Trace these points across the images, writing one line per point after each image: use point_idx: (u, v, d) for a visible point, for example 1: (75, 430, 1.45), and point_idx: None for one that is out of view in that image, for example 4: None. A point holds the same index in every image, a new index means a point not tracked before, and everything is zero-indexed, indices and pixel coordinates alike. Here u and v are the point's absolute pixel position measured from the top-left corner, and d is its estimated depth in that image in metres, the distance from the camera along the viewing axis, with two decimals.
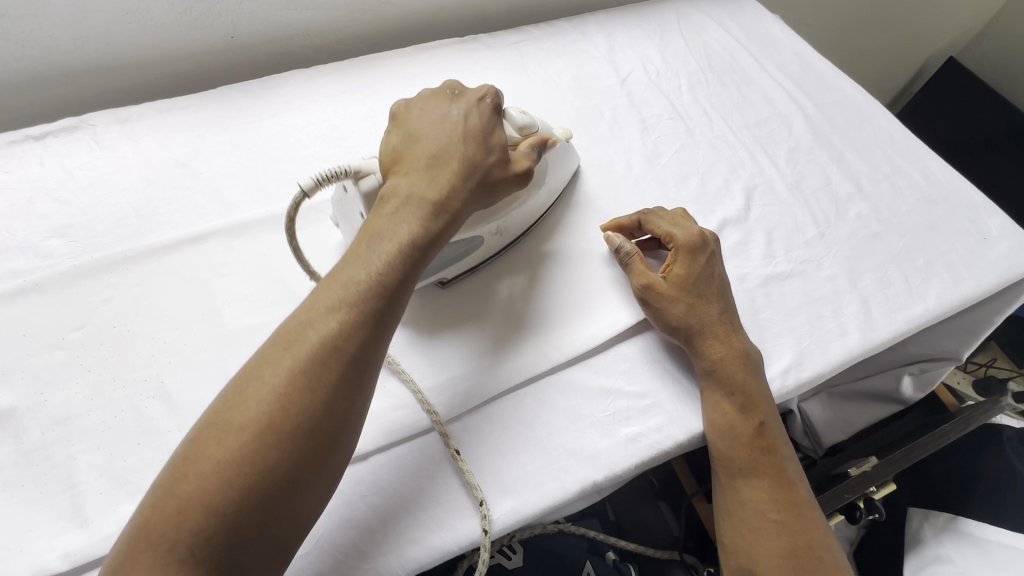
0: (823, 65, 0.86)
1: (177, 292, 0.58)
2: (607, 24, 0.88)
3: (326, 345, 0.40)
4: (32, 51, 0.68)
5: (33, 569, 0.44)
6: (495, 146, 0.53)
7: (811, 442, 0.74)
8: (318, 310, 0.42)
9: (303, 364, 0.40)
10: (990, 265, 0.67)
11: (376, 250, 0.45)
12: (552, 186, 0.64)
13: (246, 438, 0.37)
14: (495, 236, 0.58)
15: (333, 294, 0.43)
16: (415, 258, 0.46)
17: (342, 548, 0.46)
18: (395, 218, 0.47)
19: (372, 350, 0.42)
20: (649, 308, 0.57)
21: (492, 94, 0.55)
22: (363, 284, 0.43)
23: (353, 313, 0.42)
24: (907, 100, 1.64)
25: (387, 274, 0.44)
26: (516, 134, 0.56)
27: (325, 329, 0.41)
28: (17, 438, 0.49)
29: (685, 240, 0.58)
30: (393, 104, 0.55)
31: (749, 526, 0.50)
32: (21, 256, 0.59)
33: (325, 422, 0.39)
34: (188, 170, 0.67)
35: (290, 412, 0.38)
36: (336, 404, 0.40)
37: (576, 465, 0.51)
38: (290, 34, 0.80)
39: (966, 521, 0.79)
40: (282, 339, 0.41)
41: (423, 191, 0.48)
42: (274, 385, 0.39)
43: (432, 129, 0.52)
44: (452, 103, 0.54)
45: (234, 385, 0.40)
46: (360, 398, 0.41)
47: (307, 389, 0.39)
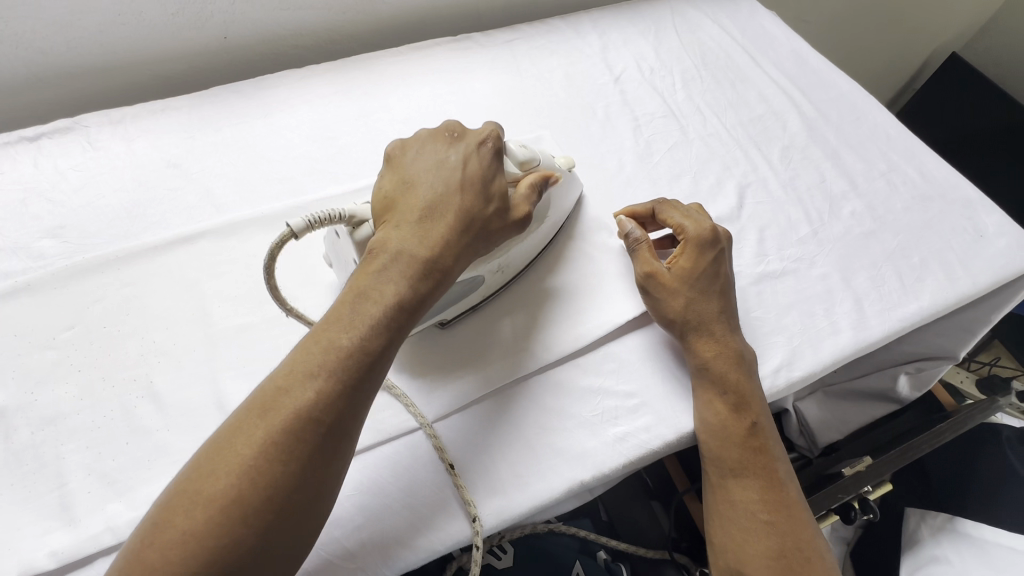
0: (819, 62, 0.86)
1: (167, 292, 0.58)
2: (601, 22, 0.88)
3: (303, 414, 0.39)
4: (25, 53, 0.68)
5: (22, 567, 0.44)
6: (495, 195, 0.51)
7: (805, 442, 0.73)
8: (297, 375, 0.40)
9: (280, 433, 0.38)
10: (986, 263, 0.67)
11: (361, 311, 0.43)
12: (556, 218, 0.61)
13: (213, 511, 0.36)
14: (496, 274, 0.56)
15: (314, 359, 0.41)
16: (402, 319, 0.44)
17: (327, 547, 0.46)
18: (382, 275, 0.45)
19: (351, 418, 0.41)
20: (648, 296, 0.57)
21: (493, 137, 0.53)
22: (346, 347, 0.41)
23: (332, 381, 0.40)
24: (909, 96, 1.63)
25: (371, 337, 0.42)
26: (516, 171, 0.54)
27: (304, 397, 0.39)
28: (7, 438, 0.49)
29: (695, 233, 0.57)
30: (389, 146, 0.54)
31: (739, 527, 0.49)
32: (14, 257, 0.59)
33: (295, 494, 0.37)
34: (180, 170, 0.67)
35: (261, 484, 0.37)
36: (311, 475, 0.38)
37: (564, 465, 0.51)
38: (283, 34, 0.80)
39: (964, 522, 0.79)
40: (258, 404, 0.39)
41: (413, 246, 0.46)
42: (246, 454, 0.37)
43: (428, 176, 0.50)
44: (451, 147, 0.52)
45: (205, 449, 0.38)
46: (336, 467, 0.40)
47: (281, 461, 0.37)
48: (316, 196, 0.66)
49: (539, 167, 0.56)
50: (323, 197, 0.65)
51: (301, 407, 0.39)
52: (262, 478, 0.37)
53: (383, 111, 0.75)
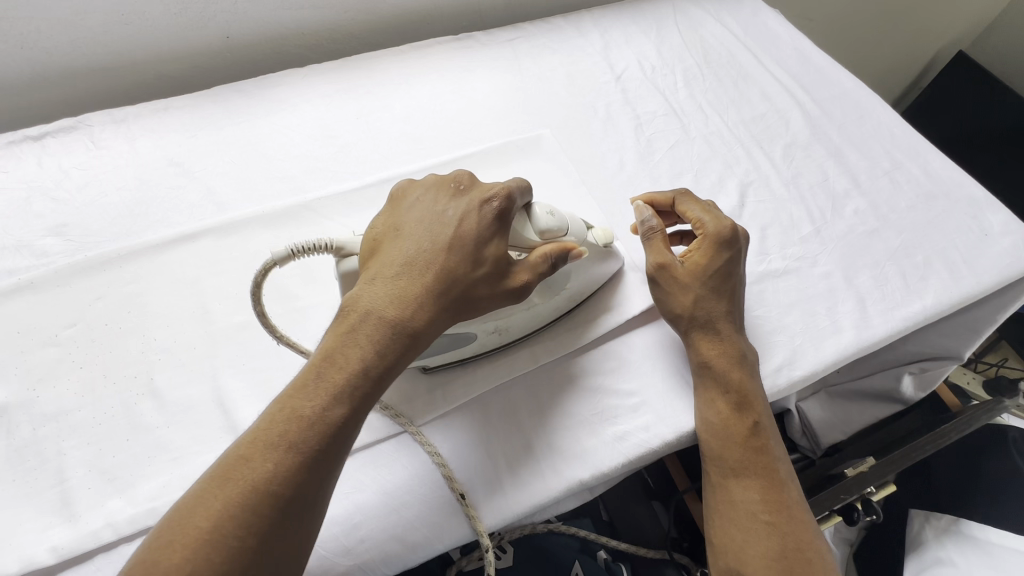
0: (822, 60, 0.85)
1: (169, 290, 0.58)
2: (603, 21, 0.88)
3: (260, 486, 0.37)
4: (29, 52, 0.69)
5: (23, 563, 0.44)
6: (487, 259, 0.46)
7: (809, 443, 0.72)
8: (258, 444, 0.39)
9: (235, 507, 0.36)
10: (991, 262, 0.66)
11: (327, 378, 0.41)
12: (580, 287, 0.57)
13: None
14: (492, 334, 0.53)
15: (276, 427, 0.39)
16: (369, 387, 0.42)
17: (324, 544, 0.46)
18: (352, 338, 0.43)
19: (314, 490, 0.39)
20: (658, 288, 0.56)
21: (502, 196, 0.48)
22: (308, 420, 0.40)
23: (291, 455, 0.38)
24: (915, 95, 1.62)
25: (335, 409, 0.40)
26: (535, 237, 0.50)
27: (263, 467, 0.38)
28: (9, 434, 0.49)
29: (715, 230, 0.56)
30: (399, 183, 0.53)
31: (740, 527, 0.49)
32: (17, 255, 0.60)
33: (250, 571, 0.36)
34: (182, 169, 0.68)
35: (213, 560, 0.35)
36: (269, 549, 0.37)
37: (563, 463, 0.51)
38: (284, 34, 0.80)
39: (970, 524, 0.78)
40: (218, 472, 0.38)
41: (385, 307, 0.44)
42: (202, 527, 0.36)
43: (416, 230, 0.48)
44: (447, 200, 0.49)
45: (167, 516, 0.37)
46: (297, 541, 0.38)
47: (236, 535, 0.36)
48: (317, 195, 0.66)
49: (567, 240, 0.52)
50: (324, 196, 0.65)
51: (258, 479, 0.37)
52: (215, 554, 0.35)
53: (384, 110, 0.75)
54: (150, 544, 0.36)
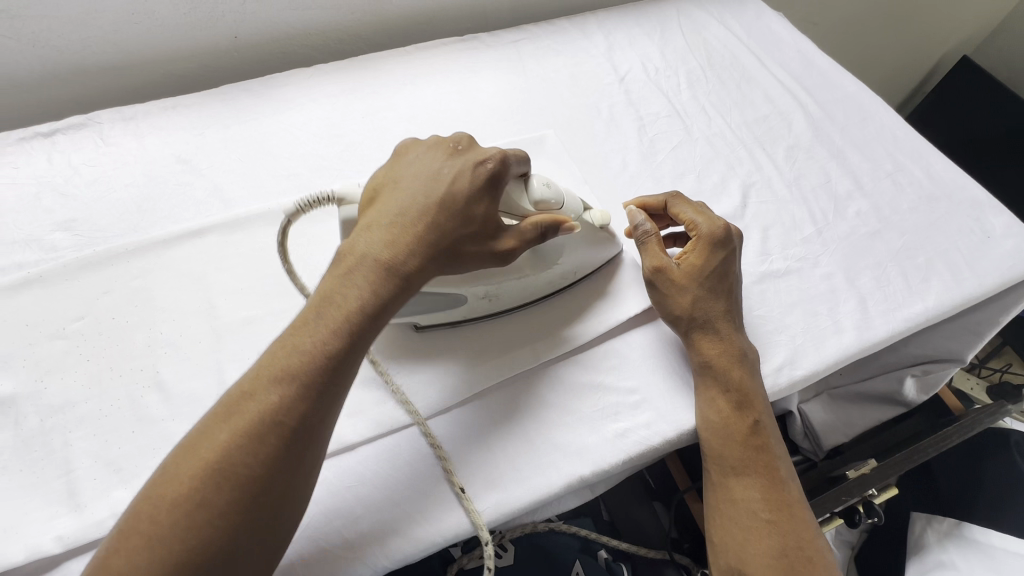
0: (825, 63, 0.85)
1: (175, 285, 0.59)
2: (607, 23, 0.88)
3: (265, 417, 0.39)
4: (41, 50, 0.70)
5: (28, 552, 0.44)
6: (475, 219, 0.48)
7: (810, 445, 0.72)
8: (261, 379, 0.40)
9: (240, 438, 0.38)
10: (993, 264, 0.66)
11: (326, 317, 0.43)
12: (573, 265, 0.59)
13: (177, 516, 0.35)
14: (482, 299, 0.55)
15: (278, 363, 0.41)
16: (367, 324, 0.44)
17: (326, 537, 0.47)
18: (348, 279, 0.44)
19: (317, 420, 0.40)
20: (656, 291, 0.56)
21: (497, 159, 0.49)
22: (308, 354, 0.41)
23: (293, 387, 0.40)
24: (919, 99, 1.62)
25: (333, 344, 0.42)
26: (530, 207, 0.52)
27: (266, 400, 0.39)
28: (17, 425, 0.50)
29: (708, 230, 0.56)
30: (403, 142, 0.54)
31: (740, 525, 0.49)
32: (27, 249, 0.60)
33: (259, 498, 0.37)
34: (190, 166, 0.68)
35: (222, 487, 0.37)
36: (276, 477, 0.38)
37: (564, 460, 0.51)
38: (291, 34, 0.81)
39: (971, 528, 0.77)
40: (223, 408, 0.39)
41: (380, 251, 0.45)
42: (208, 459, 0.37)
43: (409, 180, 0.49)
44: (445, 159, 0.50)
45: (172, 454, 0.39)
46: (304, 469, 0.40)
47: (244, 464, 0.37)
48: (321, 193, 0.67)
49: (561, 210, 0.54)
50: None
51: (263, 412, 0.39)
52: (224, 482, 0.37)
53: (390, 110, 0.76)
54: (159, 479, 0.37)
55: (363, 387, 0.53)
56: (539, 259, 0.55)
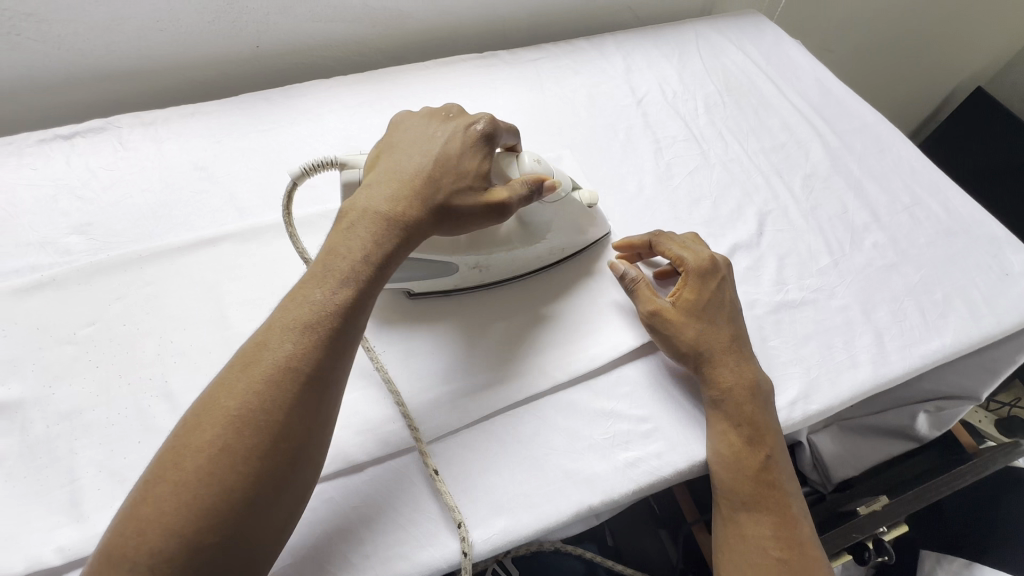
0: (843, 92, 0.86)
1: (187, 293, 0.59)
2: (626, 44, 0.89)
3: (281, 365, 0.40)
4: (65, 54, 0.70)
5: (28, 562, 0.44)
6: (468, 172, 0.50)
7: (820, 477, 0.71)
8: (275, 330, 0.42)
9: (259, 385, 0.39)
10: (1011, 302, 0.65)
11: (334, 269, 0.44)
12: (565, 241, 0.61)
13: (202, 460, 0.37)
14: (472, 270, 0.58)
15: (290, 314, 0.42)
16: (374, 276, 0.45)
17: (327, 559, 0.45)
18: (351, 234, 0.46)
19: (332, 364, 0.42)
20: (657, 334, 0.56)
21: (486, 121, 0.52)
22: (319, 304, 0.43)
23: (307, 333, 0.41)
24: (932, 128, 1.61)
25: (343, 293, 0.43)
26: (516, 174, 0.54)
27: (280, 348, 0.41)
28: (23, 430, 0.50)
29: (695, 264, 0.58)
30: (395, 115, 0.56)
31: (750, 562, 0.48)
32: (41, 252, 0.60)
33: (278, 442, 0.38)
34: (207, 173, 0.69)
35: (244, 432, 0.38)
36: (294, 422, 0.39)
37: (573, 487, 0.50)
38: (312, 45, 0.82)
39: (987, 571, 0.74)
40: (240, 361, 0.41)
41: (381, 206, 0.47)
42: (230, 405, 0.39)
43: (403, 145, 0.51)
44: (437, 124, 0.53)
45: (192, 410, 0.40)
46: (318, 417, 0.41)
47: (264, 409, 0.39)
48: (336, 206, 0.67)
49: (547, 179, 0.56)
50: None
51: (278, 359, 0.40)
52: (246, 429, 0.38)
53: None
54: (181, 432, 0.38)
55: (372, 406, 0.52)
56: (527, 230, 0.58)
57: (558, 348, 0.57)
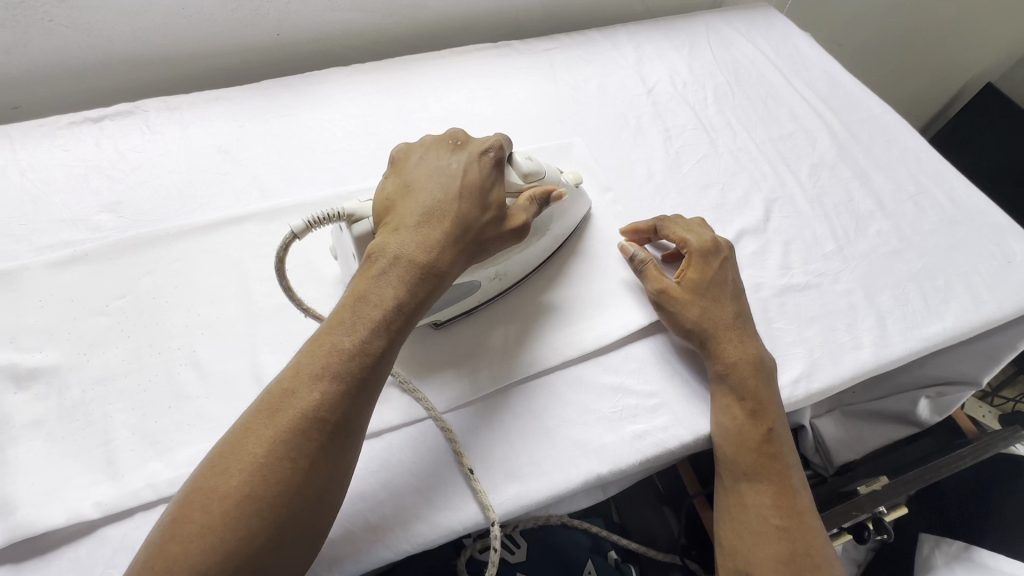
0: (851, 84, 0.87)
1: (212, 269, 0.61)
2: (637, 35, 0.90)
3: (311, 414, 0.40)
4: (95, 40, 0.73)
5: (68, 515, 0.46)
6: (492, 204, 0.53)
7: (821, 461, 0.72)
8: (303, 375, 0.42)
9: (288, 433, 0.40)
10: (1012, 289, 0.67)
11: (362, 314, 0.45)
12: (561, 231, 0.62)
13: (228, 504, 0.37)
14: (493, 281, 0.58)
15: (318, 360, 0.42)
16: (400, 323, 0.46)
17: (351, 518, 0.48)
18: (381, 278, 0.47)
19: (359, 412, 0.43)
20: (665, 312, 0.58)
21: (496, 146, 0.54)
22: (349, 351, 0.43)
23: (337, 381, 0.42)
24: (941, 125, 1.62)
25: (373, 341, 0.44)
26: (519, 182, 0.55)
27: (311, 396, 0.41)
28: (61, 394, 0.52)
29: (698, 245, 0.60)
30: (397, 147, 0.56)
31: (750, 530, 0.50)
32: (74, 228, 0.63)
33: (306, 488, 0.39)
34: (230, 156, 0.71)
35: (271, 479, 0.38)
36: (320, 470, 0.40)
37: (582, 456, 0.52)
38: (332, 34, 0.84)
39: (981, 552, 0.76)
40: (267, 405, 0.41)
41: (411, 250, 0.48)
42: (257, 452, 0.39)
43: (427, 181, 0.52)
44: (451, 155, 0.54)
45: (217, 451, 0.40)
46: (343, 466, 0.42)
47: (291, 459, 0.39)
48: (355, 188, 0.69)
49: (544, 181, 0.57)
50: (363, 189, 0.68)
51: (307, 407, 0.41)
52: (273, 477, 0.38)
53: (423, 110, 0.78)
54: (207, 474, 0.39)
55: (390, 378, 0.54)
56: (531, 230, 0.59)
57: (569, 323, 0.59)
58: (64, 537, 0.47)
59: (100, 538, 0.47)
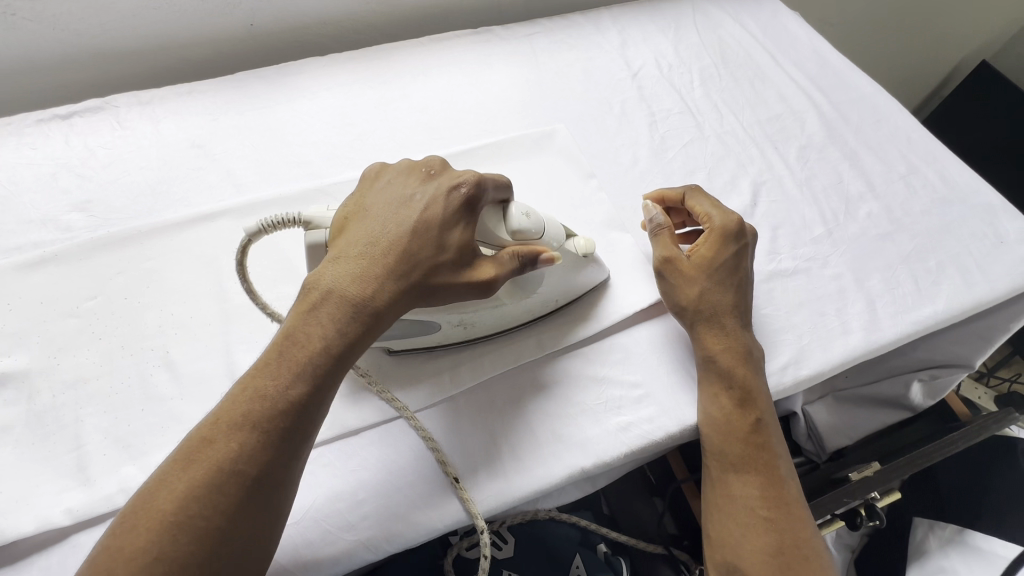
0: (840, 63, 0.85)
1: (186, 267, 0.59)
2: (622, 18, 0.88)
3: (226, 467, 0.38)
4: (61, 34, 0.70)
5: (38, 522, 0.45)
6: (451, 246, 0.47)
7: (814, 446, 0.70)
8: (221, 425, 0.40)
9: (200, 488, 0.37)
10: (1005, 270, 0.65)
11: (289, 358, 0.42)
12: (554, 293, 0.56)
13: (133, 567, 0.35)
14: (456, 327, 0.53)
15: (238, 408, 0.40)
16: (331, 367, 0.43)
17: (328, 518, 0.47)
18: (312, 318, 0.44)
19: (281, 463, 0.40)
20: (664, 281, 0.56)
21: (471, 182, 0.48)
22: (271, 399, 0.40)
23: (255, 432, 0.39)
24: (935, 105, 1.60)
25: (298, 387, 0.41)
26: (507, 238, 0.50)
27: (226, 448, 0.39)
28: (30, 399, 0.51)
29: (722, 224, 0.57)
30: (370, 167, 0.53)
31: (737, 521, 0.49)
32: (43, 229, 0.61)
33: (219, 546, 0.37)
34: (203, 151, 0.69)
35: (180, 537, 0.36)
36: (236, 525, 0.38)
37: (566, 451, 0.51)
38: (307, 23, 0.82)
39: (974, 534, 0.78)
40: (183, 455, 0.39)
41: (346, 287, 0.44)
42: (167, 508, 0.37)
43: (377, 210, 0.48)
44: (419, 185, 0.49)
45: (133, 501, 0.38)
46: (265, 520, 0.39)
47: (202, 516, 0.37)
48: (332, 180, 0.67)
49: (540, 243, 0.51)
50: (340, 181, 0.67)
51: (222, 460, 0.38)
52: (183, 535, 0.36)
53: (402, 100, 0.76)
54: (118, 528, 0.37)
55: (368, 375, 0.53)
56: (519, 288, 0.52)
57: (556, 317, 0.58)
58: (36, 545, 0.46)
59: (72, 545, 0.46)
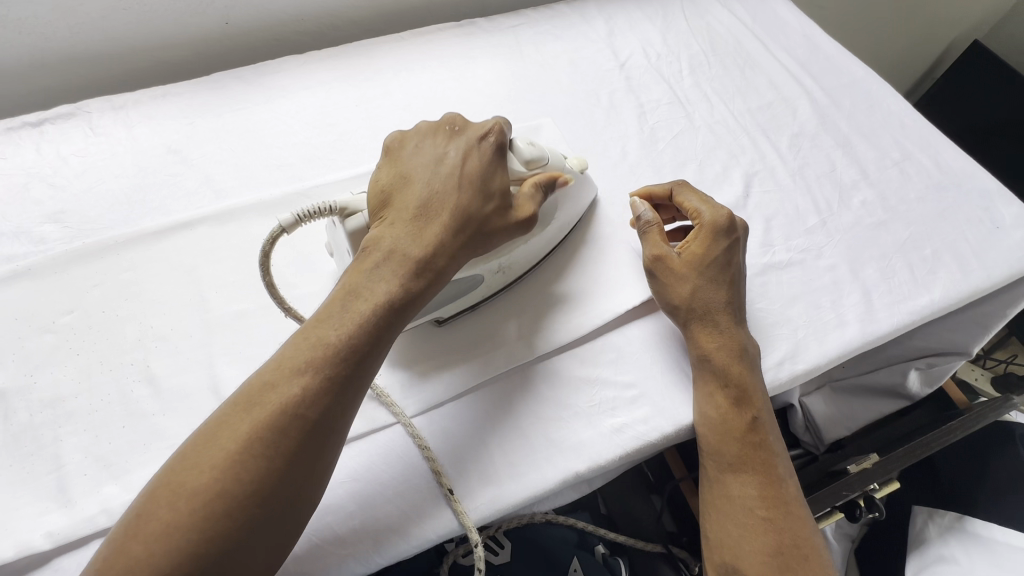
0: (832, 48, 0.83)
1: (165, 277, 0.58)
2: (608, 6, 0.86)
3: (289, 409, 0.38)
4: (29, 39, 0.68)
5: (17, 548, 0.44)
6: (495, 192, 0.48)
7: (811, 438, 0.69)
8: (284, 370, 0.39)
9: (263, 429, 0.37)
10: (1001, 256, 0.64)
11: (350, 310, 0.42)
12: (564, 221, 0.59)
13: (194, 504, 0.35)
14: (497, 274, 0.54)
15: (302, 355, 0.40)
16: (391, 321, 0.43)
17: (317, 533, 0.46)
18: (373, 273, 0.44)
19: (341, 411, 0.40)
20: (655, 280, 0.55)
21: (496, 132, 0.50)
22: (334, 346, 0.41)
23: (319, 375, 0.39)
24: (927, 86, 1.58)
25: (360, 337, 0.42)
26: (523, 169, 0.51)
27: (289, 390, 0.39)
28: (6, 419, 0.49)
29: (711, 219, 0.55)
30: (388, 137, 0.52)
31: (736, 522, 0.48)
32: (16, 241, 0.60)
33: (280, 487, 0.37)
34: (180, 156, 0.67)
35: (243, 476, 0.36)
36: (294, 470, 0.38)
37: (559, 455, 0.50)
38: (283, 20, 0.79)
39: (972, 521, 0.77)
40: (244, 398, 0.39)
41: (404, 243, 0.45)
42: (231, 448, 0.37)
43: (423, 172, 0.48)
44: (447, 142, 0.50)
45: (189, 442, 0.38)
46: (319, 470, 0.39)
47: (264, 457, 0.37)
48: (313, 183, 0.65)
49: (548, 166, 0.53)
50: (322, 184, 0.65)
51: (285, 402, 0.38)
52: (244, 474, 0.36)
53: (384, 98, 0.74)
54: (175, 468, 0.36)
55: None
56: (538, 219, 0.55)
57: (553, 313, 0.57)
58: (16, 570, 0.44)
59: (55, 569, 0.45)
